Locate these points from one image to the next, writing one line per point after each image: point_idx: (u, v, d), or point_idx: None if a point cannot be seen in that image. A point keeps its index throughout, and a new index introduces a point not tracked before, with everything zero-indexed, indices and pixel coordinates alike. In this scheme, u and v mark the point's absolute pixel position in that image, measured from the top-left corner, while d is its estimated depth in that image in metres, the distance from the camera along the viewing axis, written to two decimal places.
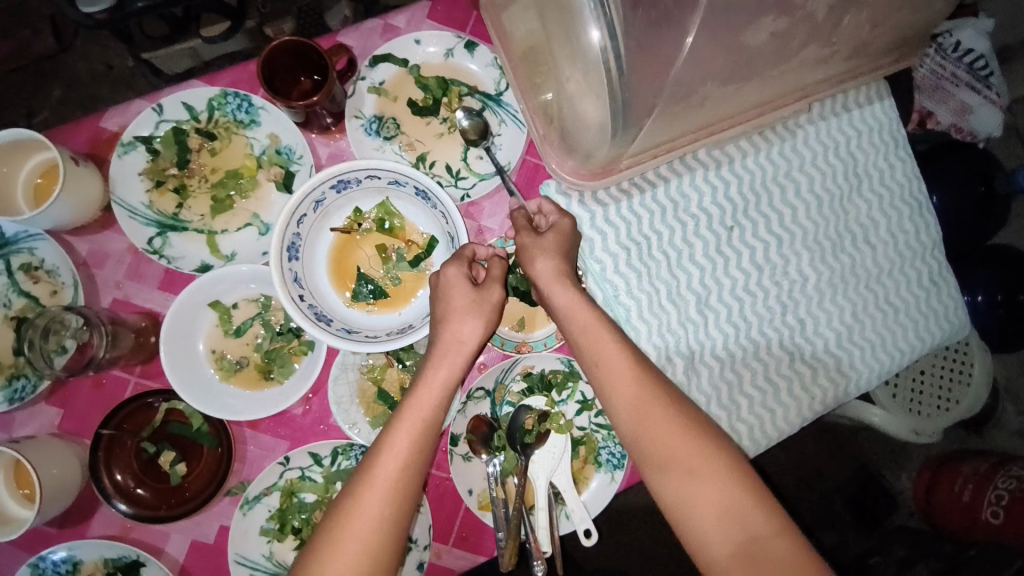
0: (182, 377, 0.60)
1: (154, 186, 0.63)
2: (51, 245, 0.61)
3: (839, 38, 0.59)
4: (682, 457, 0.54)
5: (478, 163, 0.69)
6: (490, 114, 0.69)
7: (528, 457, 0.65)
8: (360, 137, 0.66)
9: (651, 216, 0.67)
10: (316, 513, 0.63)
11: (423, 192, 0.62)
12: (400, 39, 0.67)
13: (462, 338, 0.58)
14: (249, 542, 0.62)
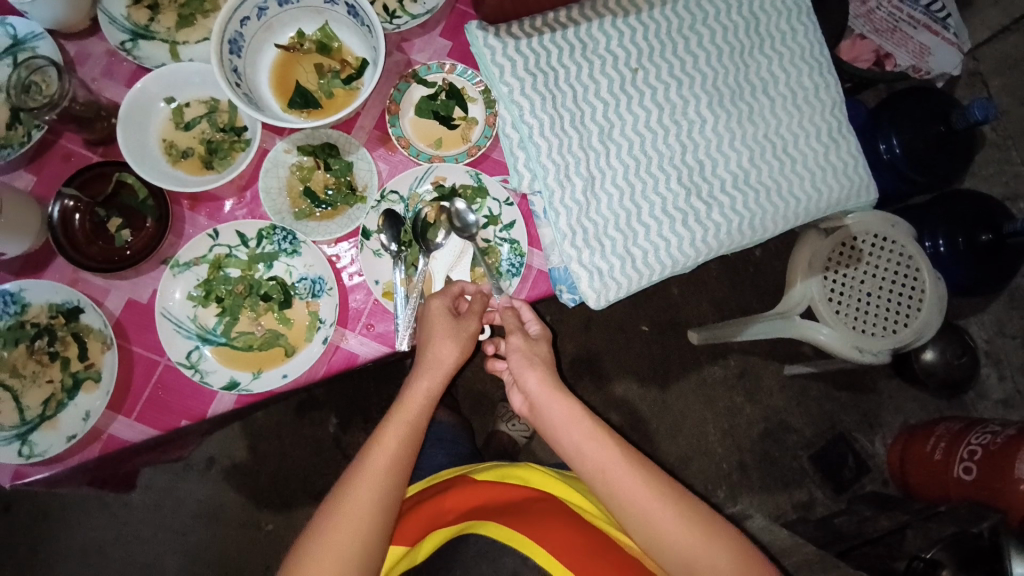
0: (133, 150, 0.69)
1: (132, 2, 0.74)
2: (49, 43, 0.72)
3: None
4: (582, 439, 0.74)
5: (410, 6, 0.78)
6: None
7: (428, 253, 0.74)
8: None
9: (560, 51, 0.75)
10: (239, 287, 0.72)
11: (353, 8, 0.71)
12: None
13: (444, 360, 0.72)
14: (175, 302, 0.70)
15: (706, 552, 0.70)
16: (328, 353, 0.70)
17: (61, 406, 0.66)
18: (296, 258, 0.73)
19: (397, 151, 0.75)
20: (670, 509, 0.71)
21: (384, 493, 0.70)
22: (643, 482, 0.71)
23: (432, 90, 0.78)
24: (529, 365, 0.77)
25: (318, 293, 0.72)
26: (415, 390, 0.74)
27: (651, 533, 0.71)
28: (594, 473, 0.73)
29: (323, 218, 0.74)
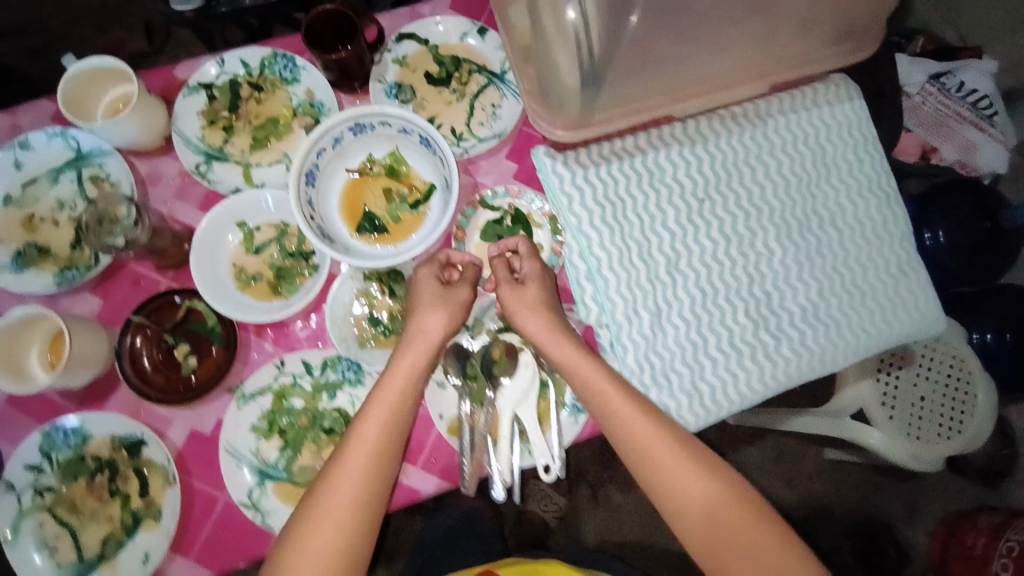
0: (205, 281, 0.70)
1: (207, 124, 0.75)
2: (119, 162, 0.73)
3: (778, 13, 0.64)
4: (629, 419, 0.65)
5: (479, 129, 0.79)
6: (494, 88, 0.80)
7: (494, 388, 0.71)
8: (381, 99, 0.78)
9: (627, 181, 0.75)
10: (302, 418, 0.70)
11: (427, 140, 0.71)
12: (422, 21, 0.80)
13: (427, 330, 0.68)
14: (239, 435, 0.68)
15: (755, 540, 0.60)
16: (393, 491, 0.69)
17: (120, 546, 0.65)
18: (359, 388, 0.71)
19: None
20: (708, 484, 0.63)
21: (374, 477, 0.62)
22: (675, 460, 0.64)
23: (499, 214, 0.77)
24: (527, 306, 0.69)
25: None
26: (399, 368, 0.66)
27: (689, 510, 0.63)
28: (622, 444, 0.66)
29: (388, 347, 0.72)
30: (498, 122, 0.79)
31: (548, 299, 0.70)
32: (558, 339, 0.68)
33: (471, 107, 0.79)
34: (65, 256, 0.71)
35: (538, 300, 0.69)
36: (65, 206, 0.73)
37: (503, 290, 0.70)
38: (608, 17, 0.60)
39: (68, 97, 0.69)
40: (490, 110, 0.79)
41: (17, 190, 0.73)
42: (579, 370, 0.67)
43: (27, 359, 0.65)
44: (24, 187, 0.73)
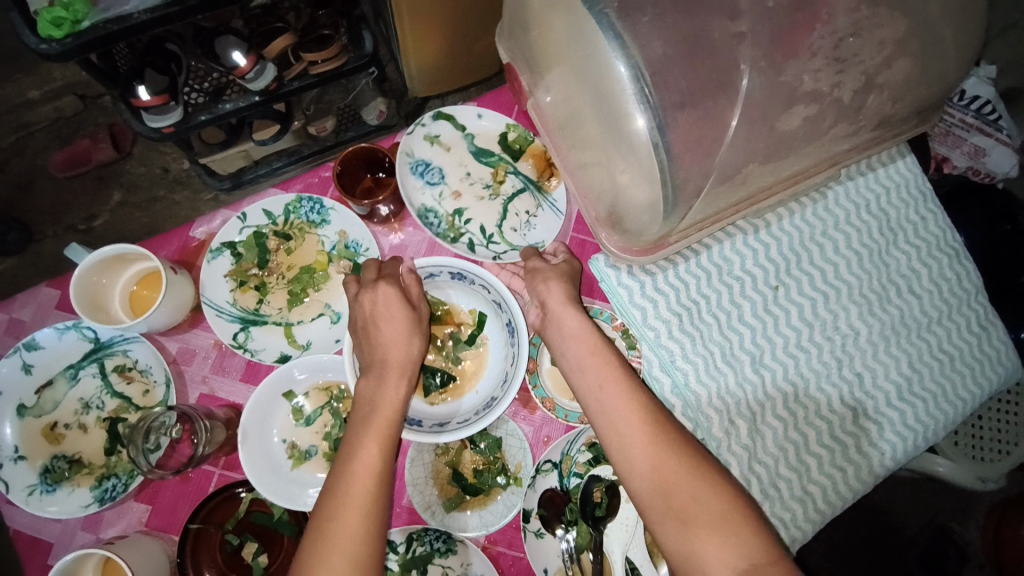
0: (261, 472, 0.63)
1: (237, 285, 0.70)
2: (144, 346, 0.66)
3: (865, 116, 0.58)
4: (642, 434, 0.57)
5: (512, 235, 0.75)
6: (530, 195, 0.77)
7: (601, 531, 0.65)
8: (406, 175, 0.74)
9: (697, 281, 0.71)
10: None
11: (459, 274, 0.70)
12: (465, 108, 0.77)
13: (406, 347, 0.62)
14: None
15: (740, 545, 0.51)
16: None
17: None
18: (452, 557, 0.62)
19: (539, 410, 0.69)
20: (693, 470, 0.55)
21: (381, 508, 0.54)
22: (656, 445, 0.57)
23: None
24: (559, 302, 0.65)
25: None
26: (390, 396, 0.59)
27: (668, 494, 0.54)
28: (604, 420, 0.59)
29: (475, 506, 0.66)
30: (533, 231, 0.76)
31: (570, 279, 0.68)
32: (586, 334, 0.63)
33: (505, 209, 0.76)
34: (100, 464, 0.64)
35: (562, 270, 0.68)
36: (92, 406, 0.66)
37: (533, 262, 0.69)
38: (690, 125, 0.52)
39: (82, 298, 0.62)
40: (522, 218, 0.76)
41: (30, 398, 0.64)
42: (579, 337, 0.63)
43: None
44: (38, 393, 0.65)
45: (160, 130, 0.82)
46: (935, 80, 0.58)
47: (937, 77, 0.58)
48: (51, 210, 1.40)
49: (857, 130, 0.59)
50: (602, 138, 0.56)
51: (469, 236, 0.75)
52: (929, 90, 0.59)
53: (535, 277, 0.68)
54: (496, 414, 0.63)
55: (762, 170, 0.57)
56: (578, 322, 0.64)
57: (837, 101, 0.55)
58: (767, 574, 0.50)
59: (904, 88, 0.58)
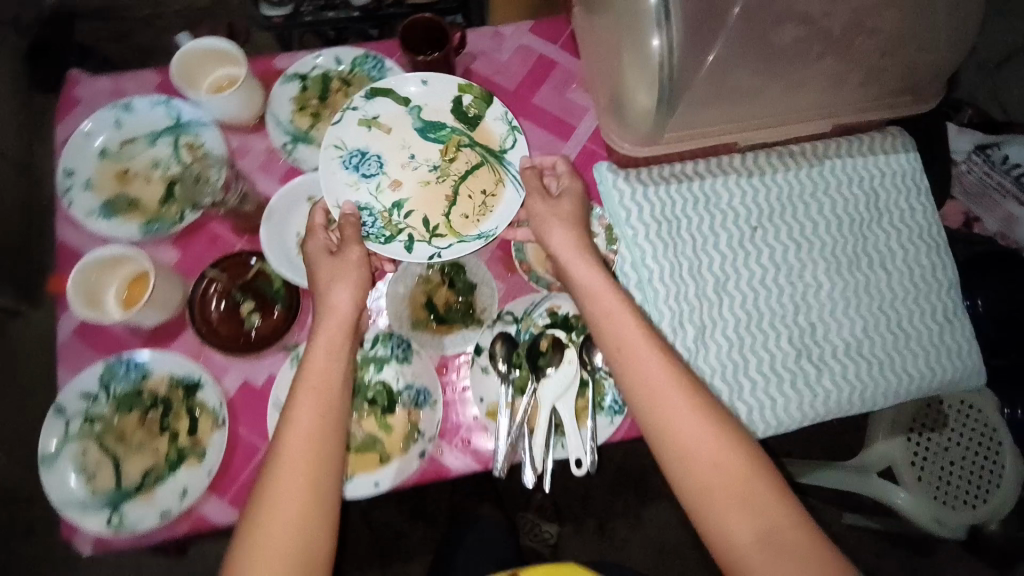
0: (273, 248, 0.75)
1: (297, 109, 0.83)
2: (214, 133, 0.80)
3: (853, 57, 0.66)
4: (667, 397, 0.61)
5: (462, 225, 0.77)
6: (488, 166, 0.80)
7: (539, 378, 0.73)
8: (337, 166, 0.78)
9: (684, 202, 0.78)
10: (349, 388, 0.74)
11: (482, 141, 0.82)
12: (401, 79, 0.81)
13: (342, 312, 0.65)
14: None
15: (761, 511, 0.56)
16: (424, 467, 0.71)
17: (161, 478, 0.69)
18: (406, 365, 0.74)
19: (516, 272, 0.78)
20: (719, 441, 0.59)
21: (323, 459, 0.58)
22: (683, 408, 0.60)
23: None
24: (569, 252, 0.70)
25: (421, 403, 0.73)
26: (316, 360, 0.62)
27: (697, 463, 0.58)
28: (631, 390, 0.63)
29: (438, 332, 0.75)
30: (488, 216, 0.78)
31: (579, 218, 0.74)
32: (603, 292, 0.67)
33: (456, 192, 0.79)
34: (152, 210, 0.77)
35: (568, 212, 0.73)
36: (160, 167, 0.80)
37: (540, 206, 0.74)
38: (694, 20, 0.61)
39: (181, 70, 0.78)
40: (476, 197, 0.78)
41: (116, 147, 0.79)
42: (595, 298, 0.67)
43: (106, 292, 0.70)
44: (122, 145, 0.80)
45: (273, 19, 1.14)
46: (923, 42, 0.66)
47: (924, 38, 0.66)
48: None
49: (845, 72, 0.67)
50: (618, 30, 0.64)
51: (410, 231, 0.77)
52: (918, 52, 0.67)
53: (540, 223, 0.73)
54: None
55: (752, 80, 0.65)
56: (595, 280, 0.68)
57: (825, 30, 0.64)
58: (785, 535, 0.55)
59: (890, 42, 0.66)
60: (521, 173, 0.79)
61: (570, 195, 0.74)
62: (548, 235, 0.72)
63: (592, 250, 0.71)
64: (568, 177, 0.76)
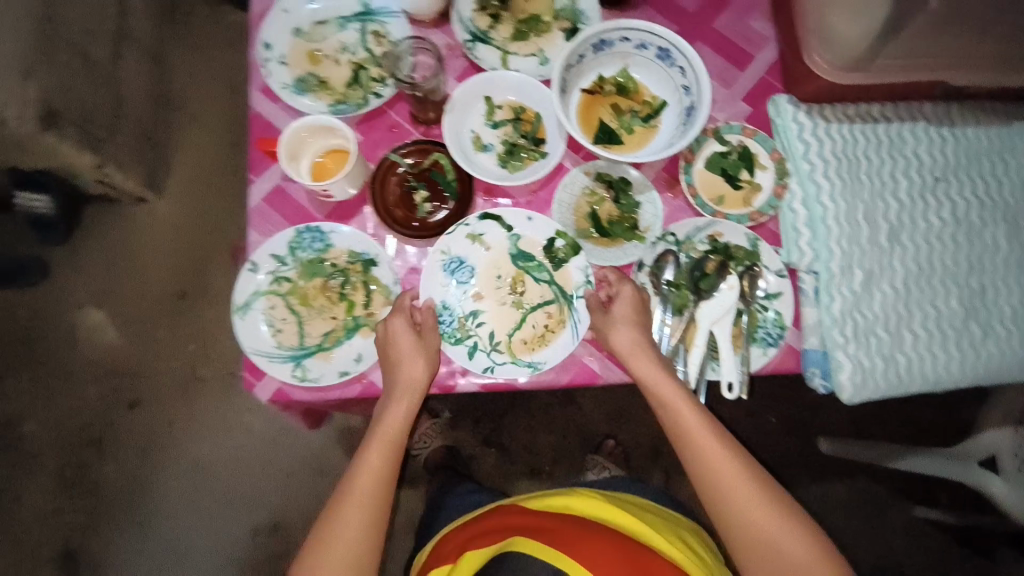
0: (452, 141, 0.79)
1: (479, 8, 0.84)
2: (402, 24, 0.84)
3: None
4: (726, 477, 0.67)
5: (520, 349, 0.76)
6: (560, 308, 0.77)
7: (698, 301, 0.75)
8: (438, 271, 0.77)
9: (868, 145, 0.78)
10: (502, 282, 0.78)
11: (665, 51, 0.77)
12: (516, 211, 0.78)
13: (414, 379, 0.71)
14: (435, 282, 0.77)
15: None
16: (577, 370, 0.76)
17: (338, 342, 0.75)
18: (558, 271, 0.78)
19: (682, 196, 0.80)
20: (774, 511, 0.65)
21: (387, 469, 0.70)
22: (739, 486, 0.67)
23: (727, 148, 0.81)
24: (628, 351, 0.72)
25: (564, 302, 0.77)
26: (394, 414, 0.72)
27: (753, 535, 0.65)
28: (694, 465, 0.70)
29: (599, 243, 0.79)
30: (543, 348, 0.76)
31: (639, 315, 0.73)
32: (659, 377, 0.71)
33: (522, 319, 0.77)
34: (338, 93, 0.82)
35: (631, 317, 0.73)
36: (347, 51, 0.83)
37: (594, 316, 0.74)
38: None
39: None
40: (538, 328, 0.77)
41: (308, 27, 0.83)
42: (654, 381, 0.71)
43: (313, 147, 0.76)
44: (315, 26, 0.83)
45: None
46: None
47: None
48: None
49: None
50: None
51: (476, 339, 0.76)
52: None
53: (603, 323, 0.73)
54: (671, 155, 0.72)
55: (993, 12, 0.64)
56: (650, 368, 0.71)
57: None
58: None
59: None
60: (582, 326, 0.76)
61: (622, 299, 0.74)
62: (613, 335, 0.72)
63: (647, 348, 0.72)
64: (621, 285, 0.75)
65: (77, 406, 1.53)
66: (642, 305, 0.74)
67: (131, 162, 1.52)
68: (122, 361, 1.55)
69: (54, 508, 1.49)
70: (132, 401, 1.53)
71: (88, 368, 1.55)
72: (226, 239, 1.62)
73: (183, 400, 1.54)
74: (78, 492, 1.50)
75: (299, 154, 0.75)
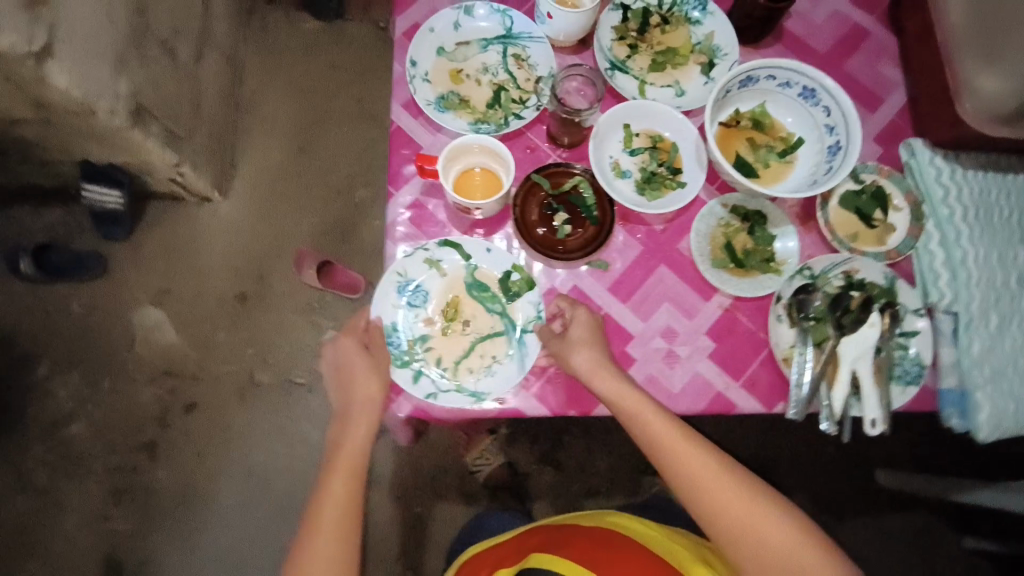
0: (595, 165, 0.80)
1: (617, 39, 0.87)
2: (541, 48, 0.85)
3: None
4: (715, 489, 0.68)
5: (466, 377, 0.74)
6: (506, 340, 0.75)
7: (839, 336, 0.76)
8: (391, 292, 0.75)
9: (1001, 192, 0.82)
10: (450, 313, 0.75)
11: (810, 91, 0.80)
12: (474, 239, 0.76)
13: (372, 407, 0.71)
14: (389, 306, 0.75)
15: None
16: (715, 399, 0.77)
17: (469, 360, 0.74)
18: (516, 304, 0.76)
19: (815, 231, 0.82)
20: (770, 518, 0.67)
21: (354, 497, 0.69)
22: (729, 497, 0.68)
23: (859, 186, 0.83)
24: (598, 375, 0.71)
25: (512, 334, 0.76)
26: (353, 441, 0.72)
27: (756, 544, 0.66)
28: (677, 480, 0.70)
29: (735, 274, 0.80)
30: (489, 377, 0.74)
31: (596, 338, 0.74)
32: (626, 393, 0.71)
33: (470, 348, 0.75)
34: (479, 112, 0.83)
35: (588, 339, 0.73)
36: (488, 73, 0.85)
37: (551, 345, 0.73)
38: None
39: None
40: (487, 358, 0.74)
41: (451, 47, 0.85)
42: (619, 399, 0.71)
43: (480, 155, 0.77)
44: (457, 47, 0.85)
45: None
46: None
47: None
48: (365, 4, 1.78)
49: None
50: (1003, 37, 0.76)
51: (423, 363, 0.74)
52: None
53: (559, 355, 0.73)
54: (820, 191, 0.75)
55: None
56: (616, 385, 0.71)
57: None
58: None
59: None
60: (528, 360, 0.74)
61: (578, 324, 0.74)
62: (570, 361, 0.72)
63: (609, 369, 0.72)
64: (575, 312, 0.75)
65: (132, 407, 1.51)
66: (596, 328, 0.75)
67: (204, 162, 1.52)
68: (180, 363, 1.53)
69: (103, 512, 1.46)
70: (189, 403, 1.51)
71: (145, 369, 1.53)
72: (289, 243, 1.61)
73: (239, 407, 1.52)
74: (127, 497, 1.47)
75: (465, 151, 0.76)
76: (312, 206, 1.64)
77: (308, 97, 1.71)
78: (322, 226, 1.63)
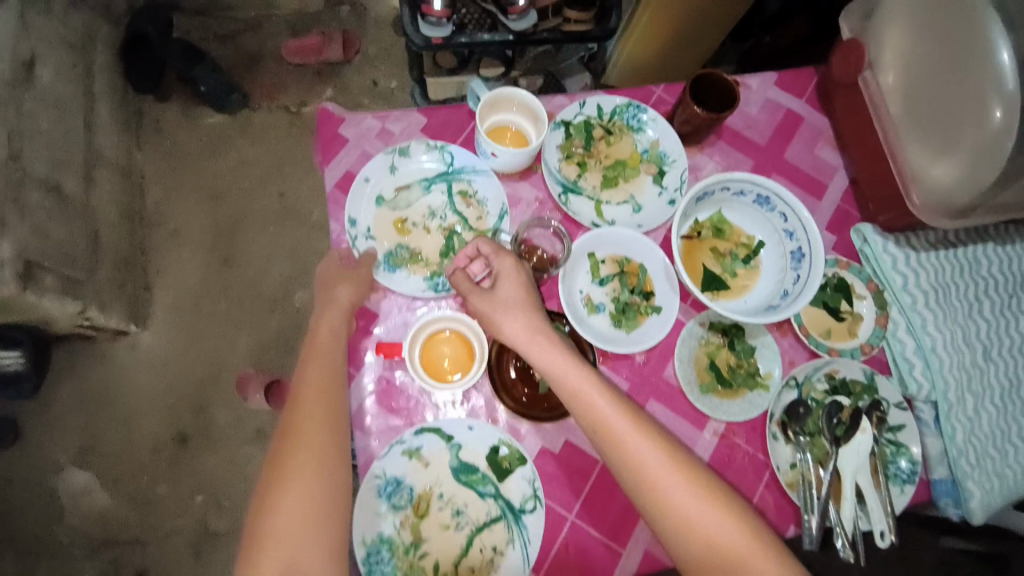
0: (567, 305, 0.75)
1: (564, 158, 0.83)
2: (486, 179, 0.80)
3: None
4: (660, 475, 0.62)
5: None
6: (506, 526, 0.68)
7: (837, 447, 0.74)
8: (371, 498, 0.66)
9: (951, 269, 0.82)
10: (443, 507, 0.68)
11: (765, 198, 0.79)
12: (454, 420, 0.70)
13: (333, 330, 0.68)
14: (371, 520, 0.65)
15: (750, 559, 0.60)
16: None
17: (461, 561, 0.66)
18: (511, 478, 0.69)
19: (791, 334, 0.81)
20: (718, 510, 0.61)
21: (324, 427, 0.63)
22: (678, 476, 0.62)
23: (822, 280, 0.82)
24: (524, 338, 0.68)
25: (513, 519, 0.68)
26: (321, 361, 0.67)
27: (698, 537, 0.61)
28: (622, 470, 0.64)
29: (725, 396, 0.77)
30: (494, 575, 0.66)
31: (530, 300, 0.70)
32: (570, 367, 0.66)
33: (467, 545, 0.66)
34: (434, 262, 0.77)
35: (521, 298, 0.70)
36: (436, 216, 0.78)
37: (473, 299, 0.70)
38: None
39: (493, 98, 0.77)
40: (488, 551, 0.67)
41: (391, 194, 0.78)
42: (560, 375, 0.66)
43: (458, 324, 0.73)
44: (398, 192, 0.78)
45: (431, 41, 1.02)
46: None
47: None
48: (271, 89, 1.65)
49: None
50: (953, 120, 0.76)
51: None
52: None
53: (485, 318, 0.70)
54: (794, 307, 0.72)
55: None
56: (555, 357, 0.67)
57: None
58: None
59: None
60: (532, 549, 0.67)
61: (502, 276, 0.71)
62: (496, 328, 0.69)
63: (546, 335, 0.68)
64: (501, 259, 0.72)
65: None
66: (528, 283, 0.71)
67: (113, 298, 1.34)
68: (120, 526, 1.35)
69: None
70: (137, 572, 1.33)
71: (79, 542, 1.33)
72: (226, 366, 1.46)
73: (196, 562, 1.35)
74: None
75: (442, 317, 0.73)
76: (245, 320, 1.50)
77: (222, 200, 1.57)
78: (261, 341, 1.49)
